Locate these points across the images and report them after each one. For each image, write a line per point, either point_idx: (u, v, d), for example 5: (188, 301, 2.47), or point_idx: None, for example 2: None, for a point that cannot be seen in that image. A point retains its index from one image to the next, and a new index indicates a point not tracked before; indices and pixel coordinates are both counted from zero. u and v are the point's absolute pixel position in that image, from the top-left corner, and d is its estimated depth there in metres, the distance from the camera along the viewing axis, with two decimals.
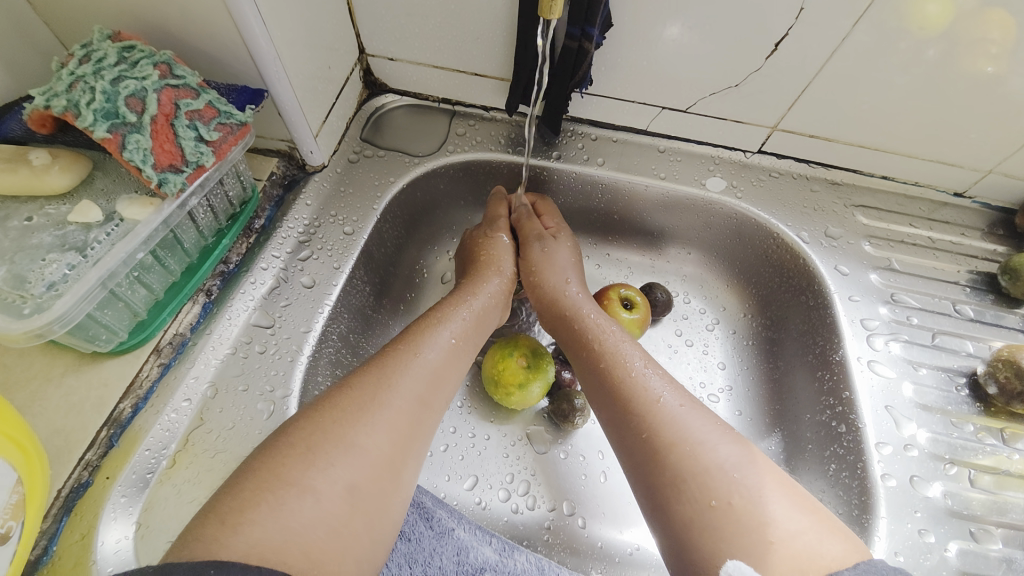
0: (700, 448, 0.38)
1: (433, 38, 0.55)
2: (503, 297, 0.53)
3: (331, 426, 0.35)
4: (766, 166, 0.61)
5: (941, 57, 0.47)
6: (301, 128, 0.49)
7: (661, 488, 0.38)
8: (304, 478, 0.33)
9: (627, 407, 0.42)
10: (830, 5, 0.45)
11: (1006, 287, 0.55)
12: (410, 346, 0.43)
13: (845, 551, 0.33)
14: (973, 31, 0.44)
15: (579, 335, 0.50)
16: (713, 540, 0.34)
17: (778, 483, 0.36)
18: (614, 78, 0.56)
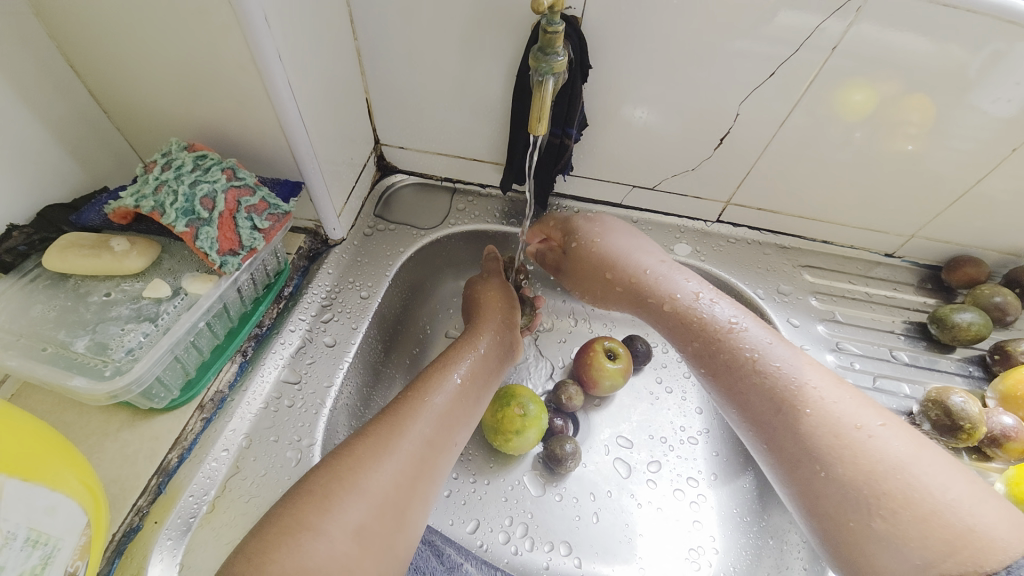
0: (876, 449, 0.44)
1: (439, 131, 0.66)
2: (511, 334, 0.58)
3: (343, 473, 0.40)
4: (724, 234, 0.71)
5: (867, 136, 0.57)
6: (327, 210, 0.58)
7: (827, 488, 0.44)
8: (319, 523, 0.37)
9: (788, 405, 0.48)
10: (762, 105, 0.56)
11: (936, 335, 0.63)
12: (420, 394, 0.47)
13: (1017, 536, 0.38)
14: (896, 113, 0.55)
15: (693, 331, 0.55)
16: (925, 519, 0.40)
17: (954, 472, 0.42)
18: (592, 162, 0.66)
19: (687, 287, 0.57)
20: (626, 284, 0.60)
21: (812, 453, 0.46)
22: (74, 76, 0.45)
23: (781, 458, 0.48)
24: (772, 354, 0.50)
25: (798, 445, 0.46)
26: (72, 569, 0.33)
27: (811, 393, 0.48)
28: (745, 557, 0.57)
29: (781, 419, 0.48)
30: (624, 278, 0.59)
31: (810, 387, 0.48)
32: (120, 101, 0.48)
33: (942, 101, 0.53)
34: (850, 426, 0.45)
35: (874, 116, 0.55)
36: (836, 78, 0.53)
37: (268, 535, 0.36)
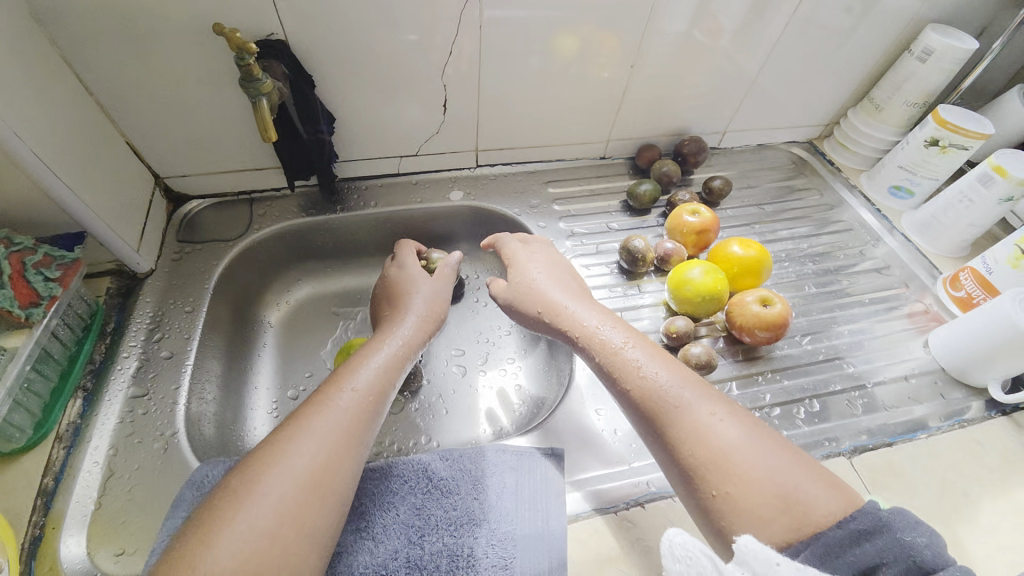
0: (713, 434, 0.46)
1: (212, 154, 0.75)
2: (420, 330, 0.64)
3: (250, 481, 0.43)
4: (487, 174, 0.91)
5: (542, 77, 0.79)
6: (123, 248, 0.65)
7: (666, 464, 0.49)
8: (235, 519, 0.40)
9: (658, 407, 0.50)
10: (459, 73, 0.74)
11: (633, 204, 0.88)
12: (322, 398, 0.50)
13: (835, 506, 0.41)
14: (549, 57, 0.76)
15: (585, 344, 0.59)
16: (738, 500, 0.43)
17: (781, 450, 0.45)
18: (357, 145, 0.80)
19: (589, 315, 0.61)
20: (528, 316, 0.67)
21: (686, 478, 0.47)
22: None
23: (652, 430, 0.51)
24: (658, 380, 0.52)
25: (669, 455, 0.48)
26: None
27: (677, 396, 0.50)
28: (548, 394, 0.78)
29: (633, 408, 0.52)
30: (535, 310, 0.66)
31: (663, 388, 0.51)
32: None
33: (572, 40, 0.75)
34: (696, 409, 0.49)
35: (536, 60, 0.76)
36: (498, 40, 0.72)
37: (185, 543, 0.39)
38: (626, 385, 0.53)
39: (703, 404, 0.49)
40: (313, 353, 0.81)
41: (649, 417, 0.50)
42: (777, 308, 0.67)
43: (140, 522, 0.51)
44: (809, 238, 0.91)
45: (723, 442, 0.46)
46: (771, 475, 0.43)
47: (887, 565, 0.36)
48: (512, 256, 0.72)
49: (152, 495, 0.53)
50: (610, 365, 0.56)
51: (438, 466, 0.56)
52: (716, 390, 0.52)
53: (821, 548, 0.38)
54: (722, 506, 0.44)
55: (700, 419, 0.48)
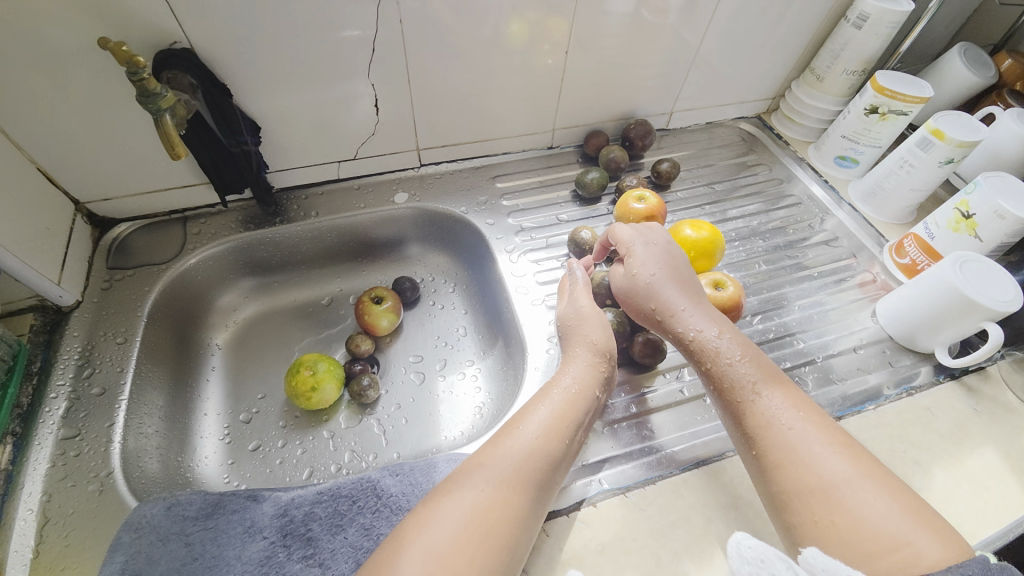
0: (819, 467, 0.48)
1: (133, 174, 0.71)
2: (596, 360, 0.60)
3: (430, 506, 0.46)
4: (432, 173, 0.89)
5: (477, 70, 0.77)
6: (42, 283, 0.62)
7: (758, 475, 0.52)
8: (411, 540, 0.43)
9: (766, 427, 0.51)
10: (387, 72, 0.72)
11: (582, 194, 0.86)
12: (504, 430, 0.53)
13: (945, 554, 0.41)
14: (480, 50, 0.74)
15: (695, 355, 0.59)
16: (833, 528, 0.45)
17: (892, 498, 0.45)
18: (290, 153, 0.77)
19: (700, 327, 0.59)
20: (642, 317, 0.64)
21: (780, 497, 0.49)
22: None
23: (749, 448, 0.52)
24: (774, 405, 0.52)
25: (763, 470, 0.51)
26: None
27: (789, 424, 0.51)
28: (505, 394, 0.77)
29: (740, 428, 0.54)
30: (644, 315, 0.63)
31: (776, 418, 0.52)
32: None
33: (502, 27, 0.72)
34: (804, 440, 0.50)
35: (467, 50, 0.73)
36: (422, 31, 0.69)
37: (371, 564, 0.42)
38: (737, 402, 0.54)
39: (820, 440, 0.49)
40: (265, 371, 0.79)
41: (754, 435, 0.52)
42: (730, 291, 0.67)
43: (79, 569, 0.49)
44: (760, 215, 0.91)
45: (834, 471, 0.47)
46: (875, 514, 0.44)
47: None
48: (629, 254, 0.66)
49: (89, 539, 0.51)
50: (720, 377, 0.56)
51: (389, 481, 0.55)
52: (834, 427, 0.52)
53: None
54: (819, 533, 0.45)
55: (812, 449, 0.49)
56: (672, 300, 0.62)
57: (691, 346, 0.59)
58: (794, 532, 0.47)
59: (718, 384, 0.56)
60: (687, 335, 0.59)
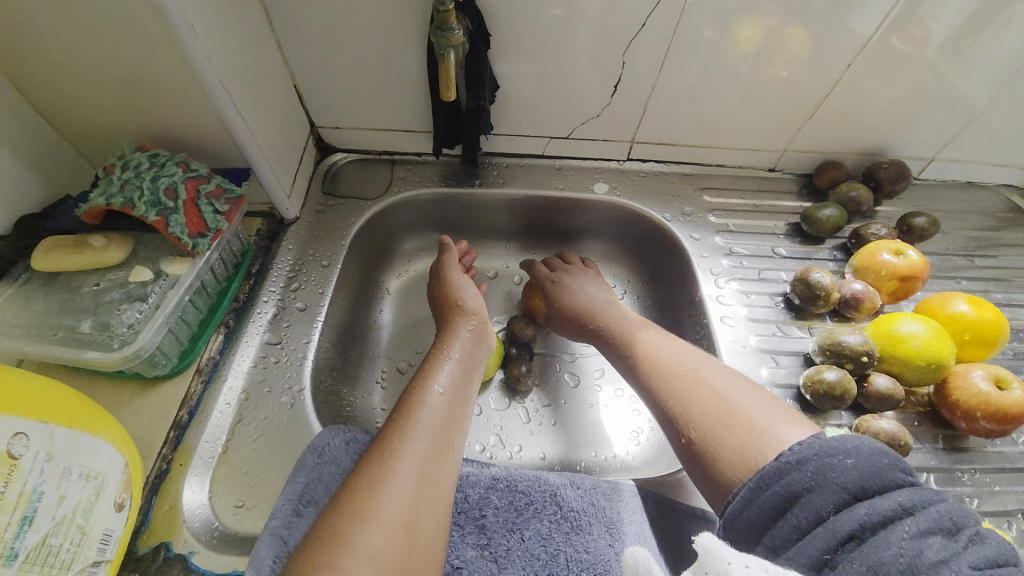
0: (700, 383, 0.50)
1: (368, 108, 0.72)
2: (472, 341, 0.61)
3: (374, 475, 0.44)
4: (635, 170, 0.82)
5: (739, 65, 0.68)
6: (277, 191, 0.64)
7: (671, 438, 0.49)
8: (374, 509, 0.41)
9: (653, 373, 0.54)
10: (644, 53, 0.66)
11: (807, 230, 0.75)
12: (419, 389, 0.52)
13: (799, 432, 0.42)
14: (758, 40, 0.64)
15: (591, 314, 0.67)
16: (713, 445, 0.45)
17: (761, 395, 0.47)
18: (510, 118, 0.74)
19: (611, 305, 0.67)
20: (555, 291, 0.71)
21: (672, 432, 0.49)
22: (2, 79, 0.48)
23: (640, 389, 0.55)
24: (667, 352, 0.55)
25: (660, 407, 0.51)
26: (120, 501, 0.40)
27: (684, 361, 0.53)
28: None
29: (635, 371, 0.56)
30: (562, 298, 0.71)
31: (670, 361, 0.54)
32: (61, 106, 0.51)
33: (787, 22, 0.62)
34: (680, 369, 0.52)
35: (734, 39, 0.64)
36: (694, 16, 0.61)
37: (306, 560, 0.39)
38: (625, 344, 0.59)
39: (686, 358, 0.53)
40: (426, 328, 0.78)
41: (647, 379, 0.54)
42: (1018, 394, 0.54)
43: (263, 477, 0.50)
44: (1011, 310, 0.75)
45: (705, 389, 0.49)
46: (751, 412, 0.45)
47: (810, 491, 0.38)
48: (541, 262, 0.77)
49: (275, 452, 0.52)
50: (618, 337, 0.61)
51: (570, 493, 0.51)
52: (715, 358, 0.53)
53: (760, 477, 0.40)
54: (705, 449, 0.45)
55: (684, 367, 0.52)
56: (584, 280, 0.72)
57: (600, 307, 0.67)
58: (690, 463, 0.47)
59: (608, 334, 0.63)
60: (590, 305, 0.67)
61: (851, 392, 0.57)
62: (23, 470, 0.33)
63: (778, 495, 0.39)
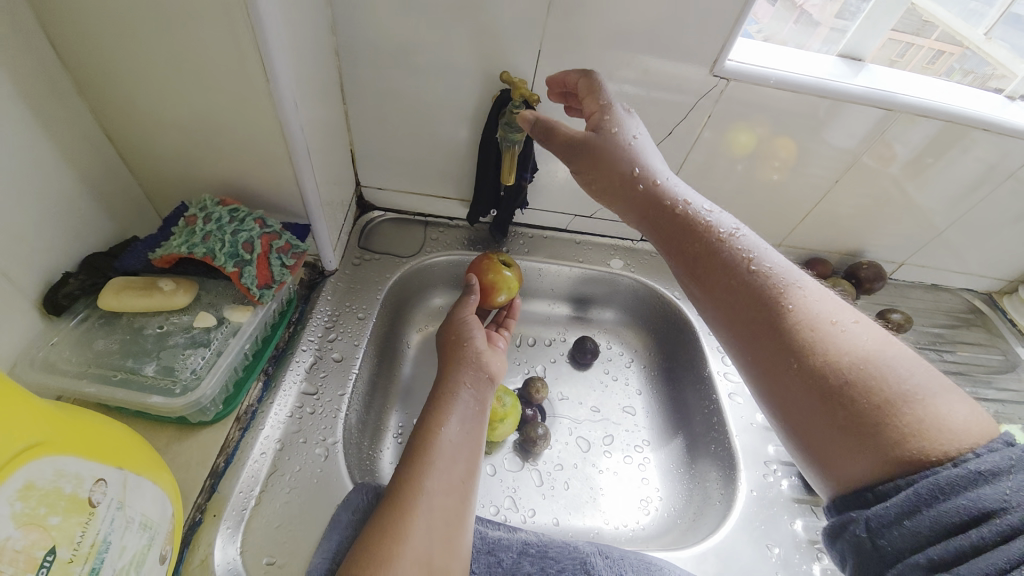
0: (846, 341, 0.40)
1: (413, 175, 0.79)
2: (482, 373, 0.60)
3: (393, 523, 0.45)
4: (647, 249, 0.90)
5: (745, 169, 0.78)
6: (325, 245, 0.68)
7: (792, 390, 0.41)
8: (394, 554, 0.43)
9: (773, 300, 0.44)
10: (666, 153, 0.76)
11: None
12: (431, 428, 0.52)
13: (969, 421, 0.35)
14: (767, 150, 0.75)
15: (672, 219, 0.52)
16: (855, 413, 0.38)
17: (915, 361, 0.39)
18: (542, 195, 0.82)
19: (704, 209, 0.52)
20: (608, 173, 0.54)
21: (794, 379, 0.41)
22: (97, 128, 0.52)
23: (742, 323, 0.46)
24: (783, 280, 0.45)
25: (778, 347, 0.43)
26: (164, 552, 0.40)
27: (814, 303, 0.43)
28: (681, 500, 0.72)
29: (734, 297, 0.47)
30: (616, 178, 0.53)
31: (795, 295, 0.44)
32: (143, 155, 0.55)
33: (788, 142, 0.74)
34: (819, 322, 0.42)
35: (742, 150, 0.75)
36: (715, 126, 0.72)
37: None
38: (721, 268, 0.48)
39: (818, 300, 0.43)
40: None
41: (757, 311, 0.45)
42: None
43: (296, 533, 0.49)
44: (980, 402, 0.83)
45: (850, 341, 0.40)
46: (908, 381, 0.37)
47: (1009, 511, 0.30)
48: (599, 128, 0.54)
49: (308, 507, 0.51)
50: (706, 258, 0.49)
51: (599, 561, 0.52)
52: (835, 298, 0.45)
53: (931, 483, 0.33)
54: (844, 413, 0.38)
55: (818, 317, 0.42)
56: (650, 161, 0.54)
57: (690, 211, 0.52)
58: (806, 420, 0.40)
59: (704, 245, 0.50)
60: (681, 204, 0.52)
61: None
62: (99, 520, 0.33)
63: (962, 511, 0.31)
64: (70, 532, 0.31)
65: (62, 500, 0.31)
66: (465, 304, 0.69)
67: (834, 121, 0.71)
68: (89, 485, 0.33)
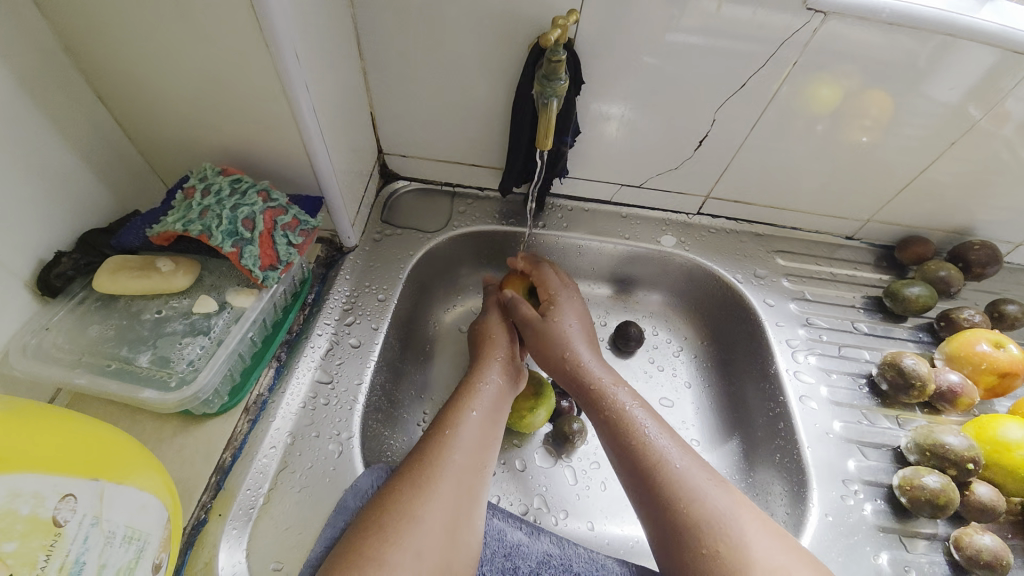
0: (679, 477, 0.49)
1: (439, 141, 0.70)
2: (512, 368, 0.58)
3: (419, 482, 0.44)
4: (704, 225, 0.79)
5: (835, 129, 0.64)
6: (342, 219, 0.62)
7: (653, 509, 0.48)
8: (420, 509, 0.42)
9: (640, 448, 0.51)
10: (734, 113, 0.63)
11: (891, 307, 0.71)
12: (459, 406, 0.51)
13: (804, 573, 0.42)
14: (863, 106, 0.61)
15: (596, 410, 0.56)
16: (710, 563, 0.44)
17: (767, 528, 0.46)
18: (584, 163, 0.72)
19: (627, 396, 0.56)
20: (542, 341, 0.60)
21: (666, 551, 0.46)
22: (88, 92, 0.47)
23: (649, 510, 0.49)
24: (647, 435, 0.52)
25: (655, 513, 0.48)
26: (158, 560, 0.36)
27: (669, 461, 0.50)
28: None
29: (645, 492, 0.49)
30: (542, 350, 0.60)
31: (665, 454, 0.50)
32: (139, 119, 0.50)
33: (888, 98, 0.59)
34: (671, 460, 0.50)
35: (830, 109, 0.62)
36: (795, 81, 0.59)
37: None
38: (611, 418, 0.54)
39: (690, 469, 0.49)
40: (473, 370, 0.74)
41: (651, 489, 0.49)
42: None
43: (305, 536, 0.45)
44: None
45: (717, 509, 0.46)
46: (714, 496, 0.47)
47: None
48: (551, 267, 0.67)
49: (319, 508, 0.47)
50: (596, 394, 0.56)
51: None
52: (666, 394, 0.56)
53: None
54: (710, 563, 0.44)
55: (691, 481, 0.48)
56: (587, 338, 0.62)
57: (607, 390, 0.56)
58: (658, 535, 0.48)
59: (600, 399, 0.56)
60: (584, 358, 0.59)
61: (953, 502, 0.51)
62: (68, 540, 0.29)
63: None
64: (31, 557, 0.27)
65: (20, 523, 0.27)
66: (490, 307, 0.66)
67: (950, 71, 0.56)
68: (52, 503, 0.29)
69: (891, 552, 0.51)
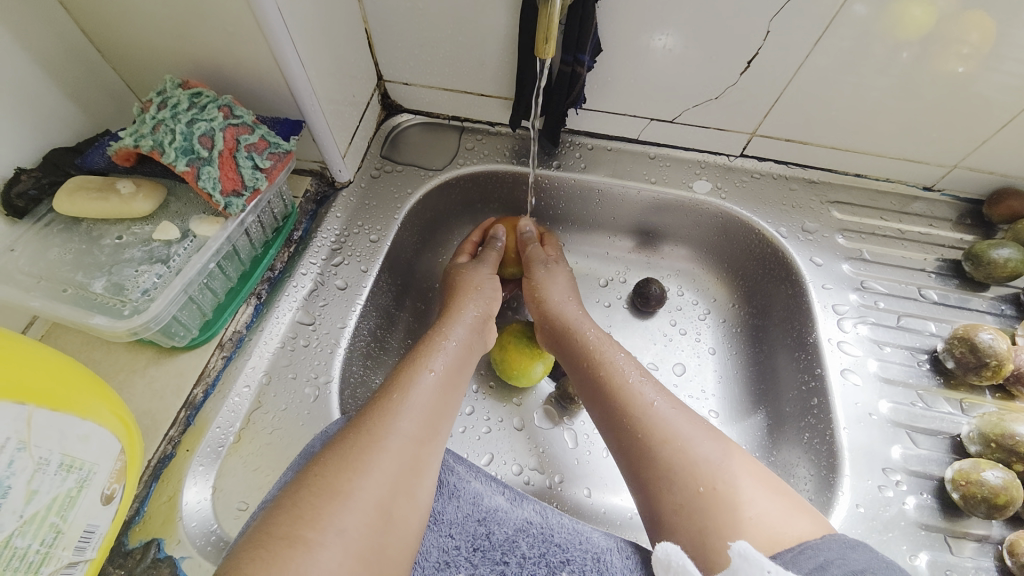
0: (664, 418, 0.44)
1: (441, 66, 0.62)
2: (482, 326, 0.53)
3: (353, 454, 0.37)
4: (748, 168, 0.67)
5: (915, 59, 0.51)
6: (331, 150, 0.56)
7: (637, 454, 0.43)
8: (347, 494, 0.35)
9: (626, 393, 0.46)
10: (790, 31, 0.51)
11: (970, 272, 0.59)
12: (416, 366, 0.45)
13: (809, 530, 0.37)
14: (958, 30, 0.48)
15: (579, 356, 0.52)
16: (701, 515, 0.38)
17: (761, 482, 0.40)
18: (606, 94, 0.62)
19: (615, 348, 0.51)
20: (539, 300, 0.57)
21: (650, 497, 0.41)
22: None
23: (631, 455, 0.44)
24: (636, 381, 0.47)
25: (637, 454, 0.43)
26: (110, 491, 0.36)
27: (652, 398, 0.45)
28: None
29: (623, 435, 0.45)
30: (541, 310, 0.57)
31: (647, 395, 0.46)
32: (100, 30, 0.45)
33: (994, 11, 0.46)
34: (660, 402, 0.45)
35: (922, 35, 0.49)
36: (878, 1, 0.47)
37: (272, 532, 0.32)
38: (597, 365, 0.50)
39: (678, 414, 0.44)
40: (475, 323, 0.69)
41: (633, 431, 0.44)
42: None
43: (273, 478, 0.44)
44: None
45: (708, 455, 0.41)
46: (709, 445, 0.42)
47: None
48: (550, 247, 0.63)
49: (290, 449, 0.45)
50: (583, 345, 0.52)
51: (614, 561, 0.41)
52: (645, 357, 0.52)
53: None
54: (700, 507, 0.39)
55: (680, 426, 0.43)
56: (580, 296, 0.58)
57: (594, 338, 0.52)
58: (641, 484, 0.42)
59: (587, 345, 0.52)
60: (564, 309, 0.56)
61: (1015, 502, 0.44)
62: None
63: None
64: None
65: None
66: (494, 265, 0.59)
67: None
68: None
69: (932, 552, 0.45)
